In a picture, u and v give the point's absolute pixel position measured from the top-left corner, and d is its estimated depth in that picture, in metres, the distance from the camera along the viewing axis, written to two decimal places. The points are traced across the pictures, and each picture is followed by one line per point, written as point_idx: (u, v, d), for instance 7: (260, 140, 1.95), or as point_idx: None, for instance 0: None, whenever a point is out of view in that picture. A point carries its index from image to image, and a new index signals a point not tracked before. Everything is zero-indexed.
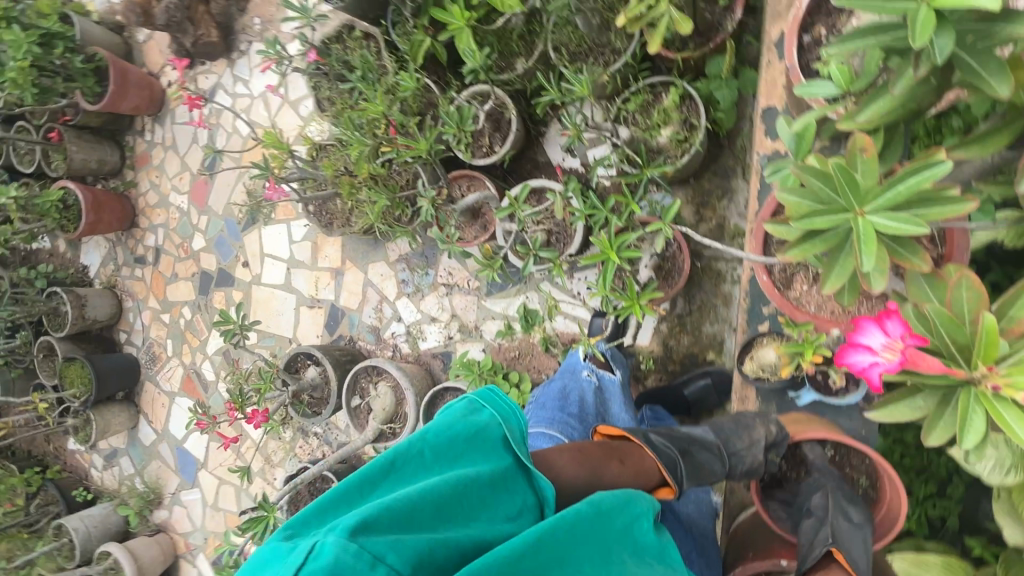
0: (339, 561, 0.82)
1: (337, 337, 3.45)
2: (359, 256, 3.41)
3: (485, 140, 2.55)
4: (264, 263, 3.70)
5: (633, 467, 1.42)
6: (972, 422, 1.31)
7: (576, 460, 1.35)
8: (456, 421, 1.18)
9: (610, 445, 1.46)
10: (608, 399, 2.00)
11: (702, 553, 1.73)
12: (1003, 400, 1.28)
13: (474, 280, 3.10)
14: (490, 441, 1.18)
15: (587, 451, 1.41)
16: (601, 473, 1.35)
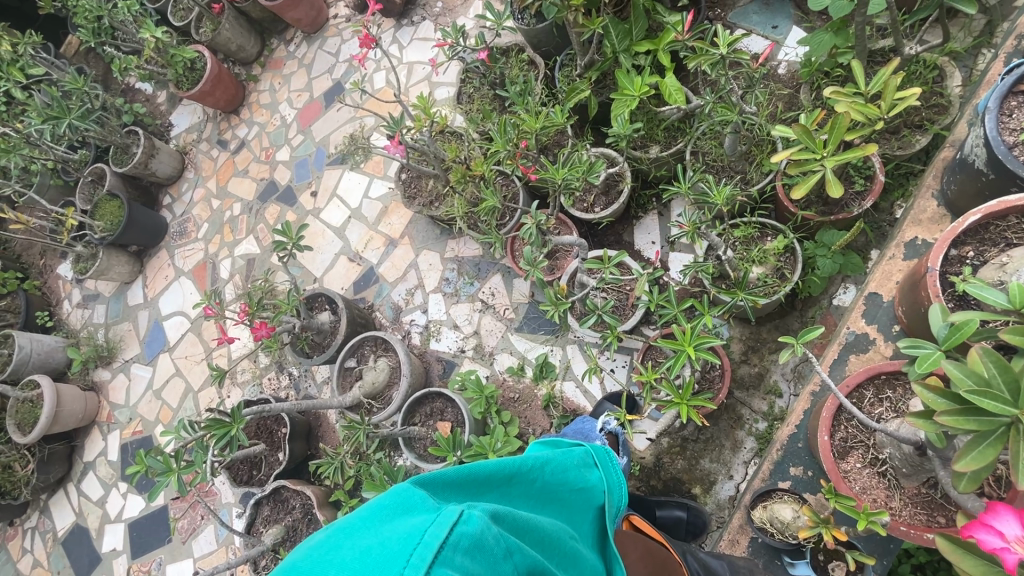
0: (484, 539, 0.86)
1: (361, 299, 3.47)
2: (418, 238, 3.49)
3: (590, 198, 2.67)
4: (331, 201, 3.80)
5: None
6: None
7: (638, 551, 1.51)
8: (573, 469, 1.28)
9: (667, 557, 1.60)
10: None
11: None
12: None
13: (509, 311, 3.15)
14: (580, 499, 1.26)
15: (652, 556, 1.57)
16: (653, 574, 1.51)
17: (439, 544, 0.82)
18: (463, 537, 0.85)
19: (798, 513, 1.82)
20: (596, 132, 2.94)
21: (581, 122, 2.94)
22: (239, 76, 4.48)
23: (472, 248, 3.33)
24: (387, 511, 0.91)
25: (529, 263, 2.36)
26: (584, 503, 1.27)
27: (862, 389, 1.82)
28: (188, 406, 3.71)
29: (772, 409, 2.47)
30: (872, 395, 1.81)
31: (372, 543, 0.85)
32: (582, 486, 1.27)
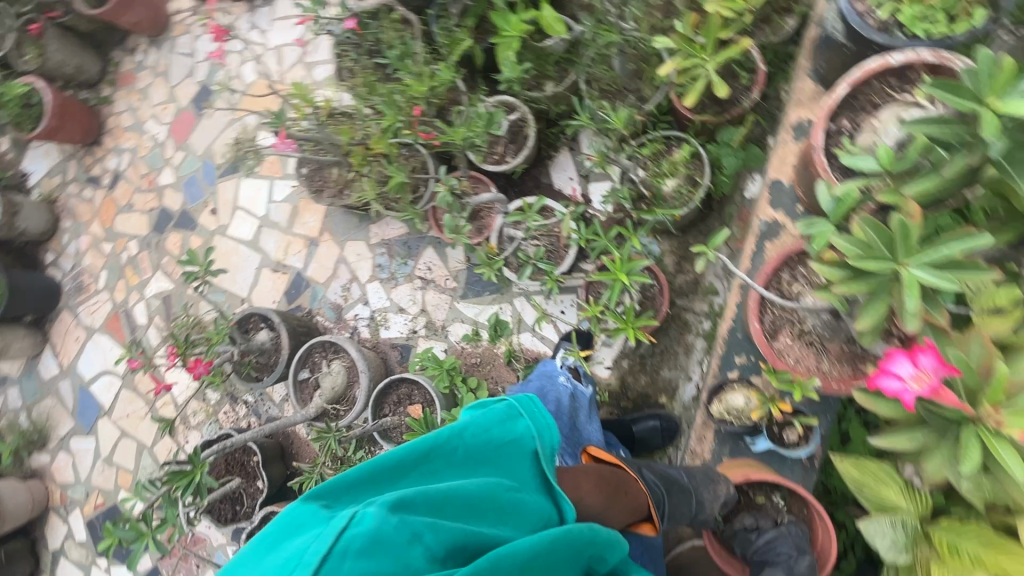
0: (355, 544, 1.00)
1: (298, 307, 3.32)
2: (339, 231, 3.34)
3: (498, 150, 2.62)
4: (234, 215, 3.55)
5: (633, 500, 1.63)
6: (971, 453, 1.46)
7: (592, 487, 1.55)
8: (496, 427, 1.32)
9: (618, 478, 1.65)
10: (579, 406, 2.09)
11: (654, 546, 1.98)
12: (999, 436, 1.44)
13: (450, 280, 3.12)
14: (509, 451, 1.31)
15: (604, 479, 1.61)
16: (608, 500, 1.55)
17: (314, 560, 0.97)
18: (341, 543, 0.99)
19: (749, 398, 2.00)
20: (489, 81, 2.86)
21: (472, 73, 2.85)
22: (87, 101, 3.97)
23: (396, 228, 3.24)
24: (286, 531, 1.10)
25: (454, 230, 2.34)
26: (513, 452, 1.32)
27: (779, 272, 1.96)
28: (146, 464, 3.50)
29: (712, 308, 2.62)
30: (789, 275, 1.95)
31: (269, 565, 1.04)
32: (509, 438, 1.32)
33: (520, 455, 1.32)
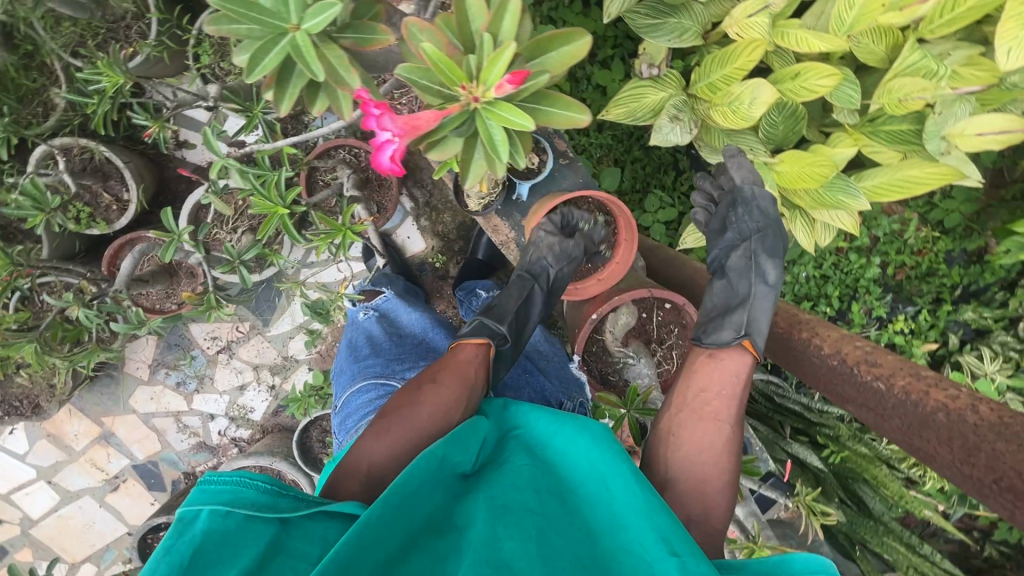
0: None
1: (172, 486, 2.86)
2: (112, 402, 2.77)
3: (105, 199, 2.09)
4: (14, 505, 2.82)
5: (453, 374, 1.27)
6: (495, 138, 1.20)
7: (388, 426, 1.16)
8: (178, 541, 0.77)
9: (425, 372, 1.31)
10: (396, 317, 1.83)
11: (542, 355, 1.78)
12: (496, 103, 1.16)
13: (243, 324, 2.76)
14: (233, 533, 0.79)
15: (400, 398, 1.24)
16: (418, 416, 1.17)
17: None
18: None
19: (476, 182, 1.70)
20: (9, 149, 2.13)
21: None
22: None
23: (149, 343, 2.75)
24: None
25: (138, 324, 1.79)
26: (245, 525, 0.81)
27: None
28: None
29: None
30: None
31: None
32: (216, 527, 0.79)
33: (256, 523, 0.81)
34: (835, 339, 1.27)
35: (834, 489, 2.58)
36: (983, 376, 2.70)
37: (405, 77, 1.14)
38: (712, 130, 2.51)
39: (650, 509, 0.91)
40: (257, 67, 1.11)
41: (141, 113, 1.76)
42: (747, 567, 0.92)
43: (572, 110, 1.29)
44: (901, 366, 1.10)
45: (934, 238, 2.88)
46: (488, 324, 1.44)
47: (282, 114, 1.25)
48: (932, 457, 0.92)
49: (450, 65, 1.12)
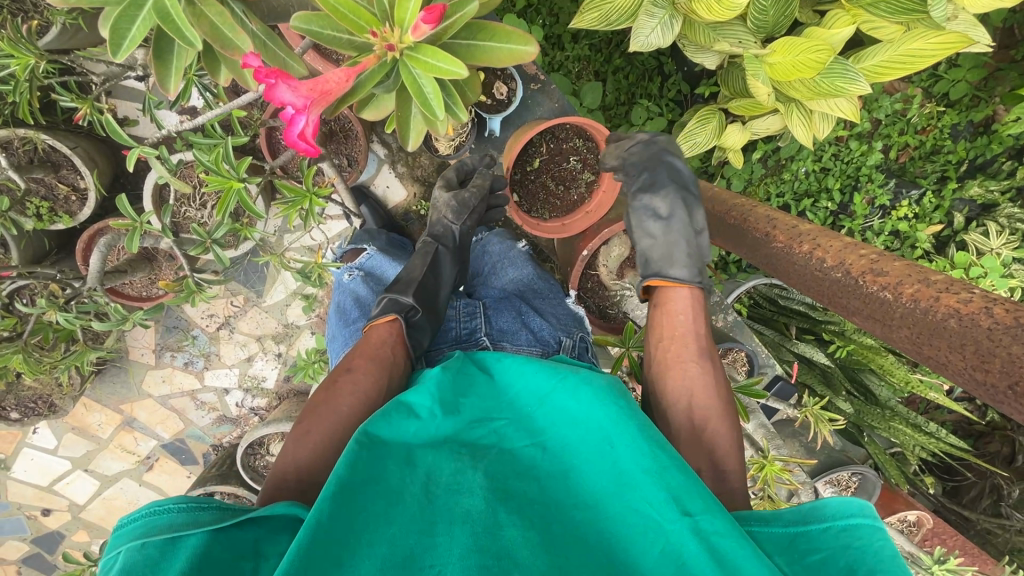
0: None
1: (204, 459, 2.97)
2: (126, 389, 2.80)
3: (62, 190, 1.98)
4: (59, 494, 2.94)
5: (368, 359, 1.24)
6: (424, 89, 1.08)
7: (306, 428, 1.10)
8: None
9: (339, 367, 1.27)
10: (382, 274, 1.80)
11: (535, 293, 1.71)
12: (417, 47, 1.05)
13: (236, 297, 2.71)
14: (160, 558, 0.76)
15: (314, 398, 1.18)
16: (336, 408, 1.14)
17: None
18: None
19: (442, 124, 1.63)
20: None
21: None
22: None
23: (147, 328, 2.72)
24: None
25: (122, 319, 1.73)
26: (170, 546, 0.77)
27: None
28: None
29: None
30: None
31: None
32: (135, 560, 0.75)
33: (187, 535, 0.78)
34: (837, 248, 1.08)
35: (842, 382, 2.59)
36: (989, 254, 2.60)
37: (298, 29, 1.02)
38: (696, 26, 2.30)
39: (661, 467, 0.88)
40: (124, 43, 0.97)
41: (66, 94, 1.64)
42: (781, 517, 0.87)
43: (513, 41, 1.15)
44: (907, 272, 0.93)
45: (939, 113, 2.72)
46: (395, 297, 1.37)
47: (174, 95, 1.12)
48: (942, 365, 0.82)
49: (356, 8, 1.01)
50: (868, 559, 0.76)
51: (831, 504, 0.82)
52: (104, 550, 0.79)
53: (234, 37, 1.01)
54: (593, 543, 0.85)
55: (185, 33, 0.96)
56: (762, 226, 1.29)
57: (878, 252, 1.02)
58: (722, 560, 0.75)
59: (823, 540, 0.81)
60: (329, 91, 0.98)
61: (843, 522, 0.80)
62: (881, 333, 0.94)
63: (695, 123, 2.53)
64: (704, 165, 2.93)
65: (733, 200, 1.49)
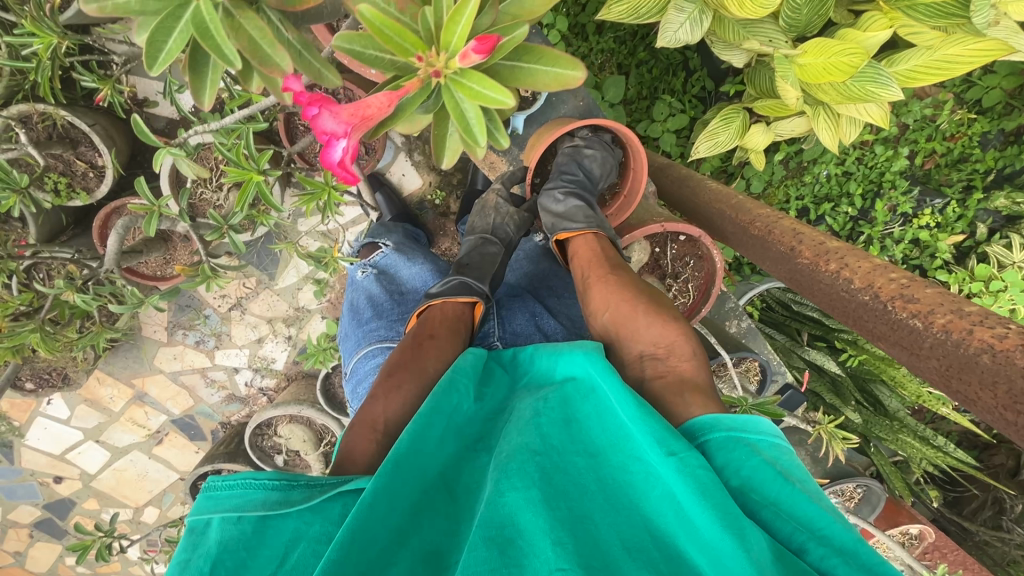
0: None
1: (212, 436, 3.02)
2: (138, 364, 2.83)
3: (81, 167, 1.98)
4: (71, 463, 3.00)
5: (448, 329, 1.26)
6: (467, 114, 1.07)
7: (399, 383, 1.08)
8: (197, 553, 0.74)
9: (411, 335, 1.25)
10: (396, 273, 1.78)
11: (550, 291, 1.69)
12: (463, 72, 1.03)
13: (248, 279, 2.72)
14: (253, 536, 0.75)
15: (397, 361, 1.16)
16: (424, 369, 1.13)
17: None
18: None
19: None
20: None
21: None
22: None
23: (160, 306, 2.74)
24: None
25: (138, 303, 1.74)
26: (263, 525, 0.76)
27: None
28: None
29: None
30: None
31: None
32: (232, 535, 0.75)
33: (282, 515, 0.77)
34: (866, 270, 1.05)
35: (852, 391, 2.59)
36: (1011, 266, 2.57)
37: (338, 46, 1.02)
38: (726, 22, 2.23)
39: (641, 413, 0.85)
40: (161, 55, 0.94)
41: (87, 74, 1.64)
42: (719, 424, 0.88)
43: (561, 66, 1.15)
44: (939, 302, 0.90)
45: (969, 120, 2.64)
46: (468, 282, 1.41)
47: (208, 109, 1.09)
48: (971, 402, 0.80)
49: (400, 29, 0.97)
50: (794, 469, 0.82)
51: (757, 424, 0.87)
52: (191, 513, 0.78)
53: (274, 53, 0.98)
54: (593, 485, 0.84)
55: (221, 45, 0.91)
56: (788, 240, 1.26)
57: (908, 276, 0.99)
58: (707, 490, 0.74)
59: (745, 456, 0.82)
60: (369, 116, 0.98)
61: (771, 440, 0.86)
62: (911, 361, 0.91)
63: (719, 122, 2.48)
64: (724, 165, 2.88)
65: (755, 209, 1.45)
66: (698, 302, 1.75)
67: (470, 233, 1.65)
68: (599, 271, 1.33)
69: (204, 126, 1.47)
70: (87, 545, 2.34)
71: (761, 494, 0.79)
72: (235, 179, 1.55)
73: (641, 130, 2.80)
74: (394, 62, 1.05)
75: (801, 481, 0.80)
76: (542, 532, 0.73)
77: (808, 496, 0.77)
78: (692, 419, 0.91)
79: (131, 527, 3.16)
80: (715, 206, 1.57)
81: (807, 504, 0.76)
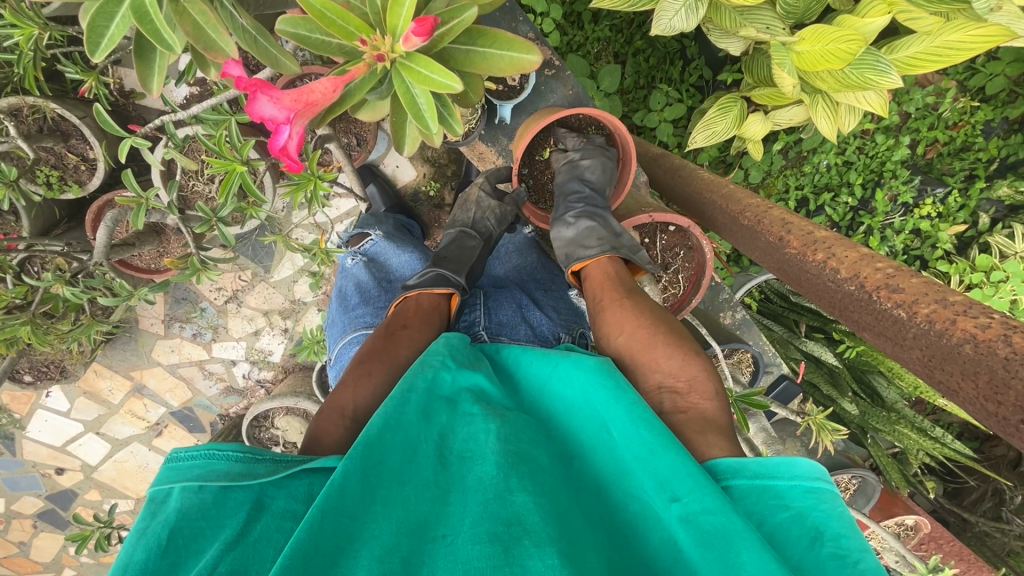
0: None
1: (211, 427, 3.04)
2: (136, 357, 2.85)
3: (71, 160, 1.98)
4: (72, 455, 3.03)
5: (422, 319, 1.27)
6: (415, 98, 1.09)
7: (369, 371, 1.09)
8: (156, 519, 0.73)
9: (385, 324, 1.25)
10: (385, 261, 1.78)
11: (537, 283, 1.68)
12: (410, 55, 1.05)
13: (244, 272, 2.72)
14: (212, 506, 0.74)
15: (369, 350, 1.17)
16: (396, 358, 1.14)
17: None
18: None
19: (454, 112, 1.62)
20: None
21: None
22: None
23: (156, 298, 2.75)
24: None
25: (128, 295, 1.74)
26: (223, 496, 0.75)
27: None
28: None
29: None
30: None
31: None
32: (191, 503, 0.74)
33: (241, 486, 0.76)
34: (853, 259, 1.03)
35: (849, 382, 2.54)
36: (1012, 256, 2.54)
37: (283, 31, 1.06)
38: (722, 9, 2.19)
39: (648, 450, 0.83)
40: (102, 41, 0.96)
41: (72, 65, 1.63)
42: (745, 470, 0.82)
43: (516, 49, 1.15)
44: (924, 291, 0.88)
45: (972, 108, 2.60)
46: (445, 273, 1.40)
47: (157, 98, 1.10)
48: (953, 393, 0.79)
49: (344, 14, 1.01)
50: (831, 525, 0.75)
51: (795, 465, 0.79)
52: (152, 484, 0.77)
53: (218, 39, 0.98)
54: (598, 521, 0.86)
55: (165, 36, 0.96)
56: (776, 230, 1.24)
57: (895, 265, 0.98)
58: (709, 540, 0.71)
59: (771, 510, 0.78)
60: (314, 101, 0.97)
61: (810, 486, 0.78)
62: (895, 352, 0.90)
63: (717, 110, 2.44)
64: (722, 155, 2.85)
65: (745, 199, 1.43)
66: (689, 292, 1.75)
67: (450, 227, 1.65)
68: (614, 295, 1.31)
69: (173, 116, 1.52)
70: (86, 535, 2.36)
71: (783, 553, 0.75)
72: (220, 170, 1.54)
73: (638, 120, 2.78)
74: (342, 47, 1.09)
75: (836, 539, 0.74)
76: (544, 538, 0.74)
77: (834, 555, 0.72)
78: (711, 460, 0.87)
79: (133, 517, 3.19)
80: (706, 196, 1.55)
81: (830, 564, 0.71)
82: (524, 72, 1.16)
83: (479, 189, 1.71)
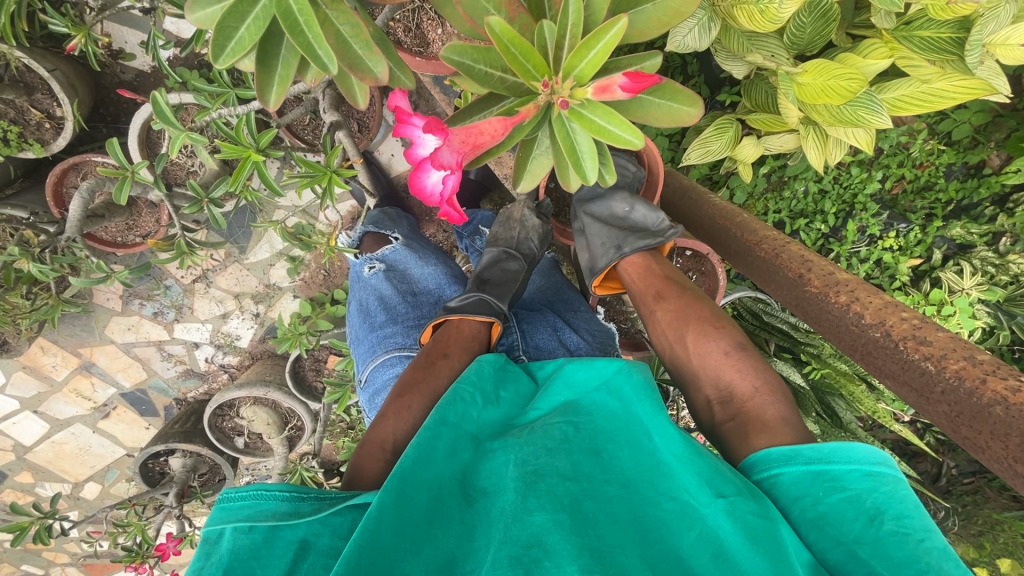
0: None
1: (165, 412, 2.85)
2: (87, 333, 2.63)
3: (34, 116, 1.77)
4: (4, 433, 2.78)
5: (460, 347, 1.23)
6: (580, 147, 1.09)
7: (409, 403, 1.05)
8: (209, 561, 0.70)
9: (424, 353, 1.21)
10: (403, 270, 1.73)
11: (565, 304, 1.67)
12: (585, 101, 1.04)
13: (216, 251, 2.55)
14: (263, 546, 0.71)
15: (409, 380, 1.13)
16: (436, 390, 1.10)
17: None
18: None
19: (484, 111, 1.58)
20: None
21: None
22: None
23: None
24: None
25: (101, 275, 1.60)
26: (272, 536, 0.72)
27: None
28: None
29: None
30: None
31: None
32: (242, 544, 0.71)
33: (291, 526, 0.74)
34: (877, 306, 1.07)
35: (812, 403, 2.63)
36: (960, 293, 2.71)
37: (447, 57, 0.97)
38: (731, 32, 2.21)
39: (688, 453, 0.88)
40: (230, 45, 0.92)
41: (58, 17, 1.48)
42: (800, 455, 0.84)
43: (677, 101, 1.19)
44: (951, 347, 0.93)
45: (939, 150, 2.73)
46: (486, 299, 1.36)
47: (273, 111, 1.04)
48: (978, 449, 0.83)
49: (530, 51, 0.98)
50: (893, 505, 0.74)
51: (856, 449, 0.79)
52: (204, 523, 0.75)
53: (369, 58, 1.00)
54: (626, 519, 0.82)
55: (318, 51, 0.93)
56: (795, 266, 1.26)
57: (920, 318, 1.02)
58: (757, 535, 0.73)
59: (822, 493, 0.79)
60: (480, 142, 1.00)
61: (870, 468, 0.78)
62: (919, 404, 0.93)
63: (712, 130, 2.47)
64: (711, 172, 2.87)
65: (762, 231, 1.45)
66: None
67: (492, 245, 1.61)
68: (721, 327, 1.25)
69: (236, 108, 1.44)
70: (25, 526, 2.17)
71: (839, 531, 0.74)
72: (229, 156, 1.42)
73: None
74: (505, 80, 1.04)
75: (897, 518, 0.73)
76: (566, 557, 0.72)
77: (866, 519, 0.74)
78: (765, 450, 0.89)
79: (68, 503, 2.97)
80: (720, 223, 1.55)
81: (890, 544, 0.71)
82: (681, 123, 1.20)
83: (524, 207, 1.65)
